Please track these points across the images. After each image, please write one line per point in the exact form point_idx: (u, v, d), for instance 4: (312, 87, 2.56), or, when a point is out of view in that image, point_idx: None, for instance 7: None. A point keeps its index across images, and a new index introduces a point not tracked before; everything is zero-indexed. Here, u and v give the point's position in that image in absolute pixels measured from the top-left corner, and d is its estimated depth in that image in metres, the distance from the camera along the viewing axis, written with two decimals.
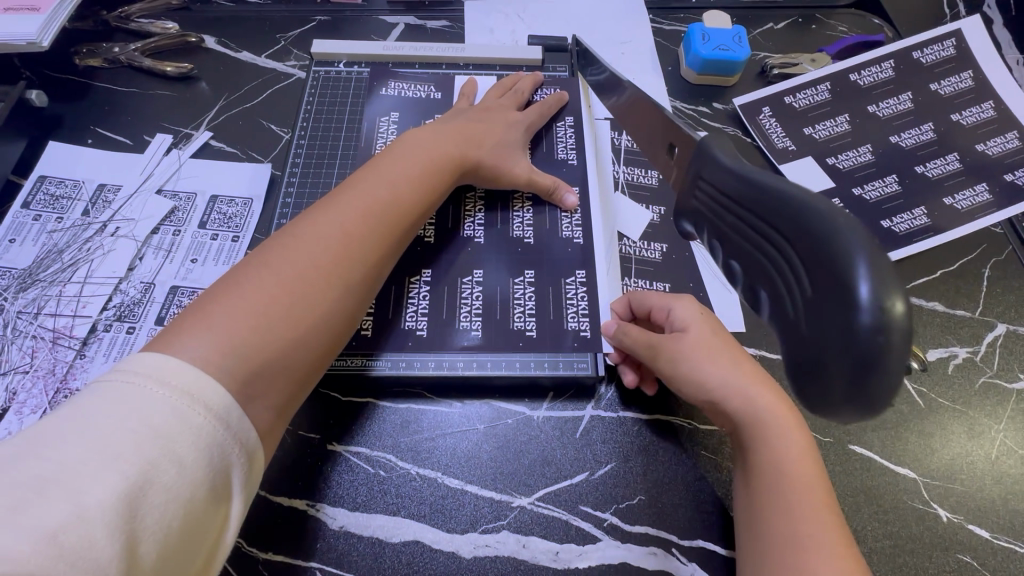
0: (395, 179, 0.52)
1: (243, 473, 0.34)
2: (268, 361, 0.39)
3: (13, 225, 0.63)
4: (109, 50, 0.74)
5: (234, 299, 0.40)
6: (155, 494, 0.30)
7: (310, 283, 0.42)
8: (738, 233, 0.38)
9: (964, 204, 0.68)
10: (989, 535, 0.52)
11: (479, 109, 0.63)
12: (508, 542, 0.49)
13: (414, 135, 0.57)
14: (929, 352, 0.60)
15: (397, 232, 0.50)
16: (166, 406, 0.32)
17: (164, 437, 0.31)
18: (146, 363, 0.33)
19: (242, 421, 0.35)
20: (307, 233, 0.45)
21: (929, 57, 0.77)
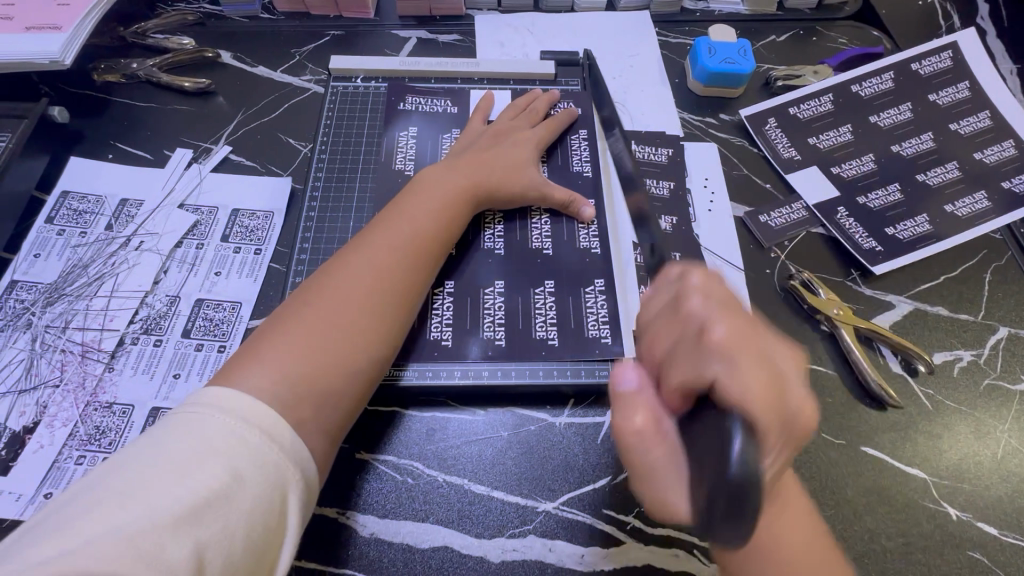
0: (418, 215, 0.56)
1: (295, 488, 0.40)
2: (312, 388, 0.44)
3: (38, 240, 0.64)
4: (128, 67, 0.75)
5: (280, 336, 0.46)
6: (218, 505, 0.36)
7: (344, 319, 0.48)
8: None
9: (964, 211, 0.70)
10: (998, 532, 0.53)
11: (492, 133, 0.66)
12: (535, 546, 0.51)
13: (435, 170, 0.61)
14: (936, 356, 0.62)
15: (421, 264, 0.54)
16: (229, 430, 0.39)
17: (224, 455, 0.37)
18: (215, 395, 0.41)
19: (294, 441, 0.41)
20: (339, 274, 0.51)
21: (927, 68, 0.79)
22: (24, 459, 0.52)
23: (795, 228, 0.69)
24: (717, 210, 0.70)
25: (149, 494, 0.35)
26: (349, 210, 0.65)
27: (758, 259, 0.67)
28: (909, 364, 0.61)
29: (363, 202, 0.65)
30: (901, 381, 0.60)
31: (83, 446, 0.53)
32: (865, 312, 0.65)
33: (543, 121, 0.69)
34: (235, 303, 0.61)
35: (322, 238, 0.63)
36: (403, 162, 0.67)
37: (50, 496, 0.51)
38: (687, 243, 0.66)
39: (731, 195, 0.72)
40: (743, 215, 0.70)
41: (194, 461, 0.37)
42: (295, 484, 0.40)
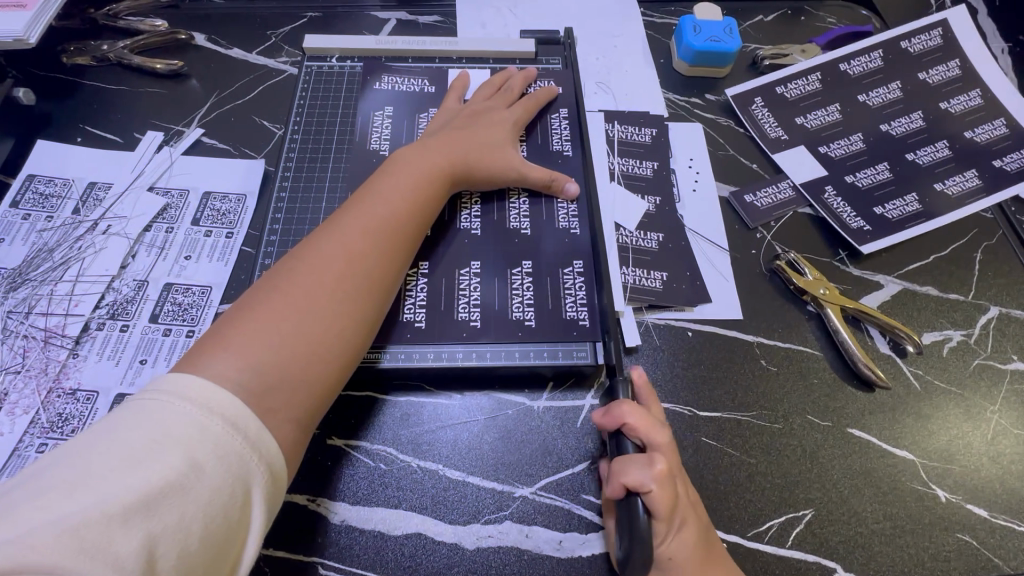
0: (396, 195, 0.53)
1: (261, 479, 0.36)
2: (282, 375, 0.41)
3: (2, 225, 0.62)
4: (98, 48, 0.73)
5: (247, 319, 0.42)
6: (174, 496, 0.33)
7: (320, 303, 0.45)
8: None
9: (954, 190, 0.69)
10: (987, 514, 0.52)
11: (467, 114, 0.64)
12: (511, 532, 0.49)
13: (411, 149, 0.58)
14: (925, 336, 0.61)
15: (400, 245, 0.51)
16: (187, 416, 0.35)
17: (182, 442, 0.34)
18: (173, 379, 0.36)
19: (260, 429, 0.37)
20: (312, 254, 0.47)
21: (917, 46, 0.78)
22: None
23: (782, 208, 0.67)
24: (701, 191, 0.68)
25: (95, 483, 0.32)
26: (322, 191, 0.63)
27: (743, 239, 0.65)
28: (897, 345, 0.59)
29: (336, 183, 0.63)
30: (889, 362, 0.59)
31: (45, 433, 0.51)
32: (852, 293, 0.63)
33: (520, 101, 0.67)
34: (205, 287, 0.60)
35: (294, 220, 0.61)
36: (379, 142, 0.65)
37: None
38: (668, 225, 0.64)
39: (716, 175, 0.70)
40: (728, 195, 0.68)
41: (147, 449, 0.33)
42: (262, 475, 0.37)
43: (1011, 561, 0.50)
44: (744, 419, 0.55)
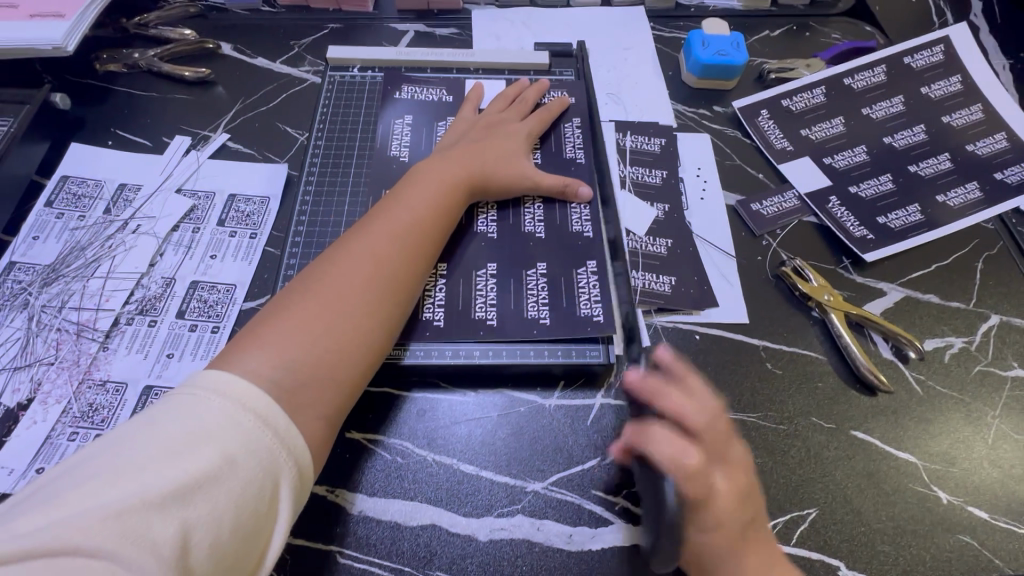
0: (418, 204, 0.56)
1: (288, 474, 0.38)
2: (312, 372, 0.43)
3: (37, 223, 0.65)
4: (129, 56, 0.76)
5: (280, 319, 0.45)
6: (209, 488, 0.35)
7: (348, 305, 0.47)
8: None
9: (956, 201, 0.71)
10: (988, 516, 0.53)
11: (482, 126, 0.66)
12: (523, 525, 0.51)
13: (433, 160, 0.61)
14: (926, 342, 0.62)
15: (422, 252, 0.53)
16: (222, 412, 0.37)
17: (217, 437, 0.36)
18: (211, 376, 0.39)
19: (289, 424, 0.40)
20: (340, 259, 0.50)
21: (919, 62, 0.80)
22: (17, 435, 0.53)
23: (787, 216, 0.69)
24: (709, 199, 0.70)
25: (136, 472, 0.34)
26: (344, 195, 0.65)
27: (749, 246, 0.67)
28: (900, 350, 0.61)
29: (357, 187, 0.66)
30: (892, 366, 0.60)
31: (76, 422, 0.54)
32: (856, 299, 0.65)
33: (532, 113, 0.69)
34: (230, 284, 0.62)
35: (316, 222, 0.64)
36: (399, 149, 0.68)
37: (41, 471, 0.51)
38: (677, 231, 0.66)
39: (723, 184, 0.72)
40: (735, 203, 0.70)
41: (184, 442, 0.36)
42: (289, 471, 0.39)
43: (1012, 562, 0.51)
44: (750, 419, 0.57)
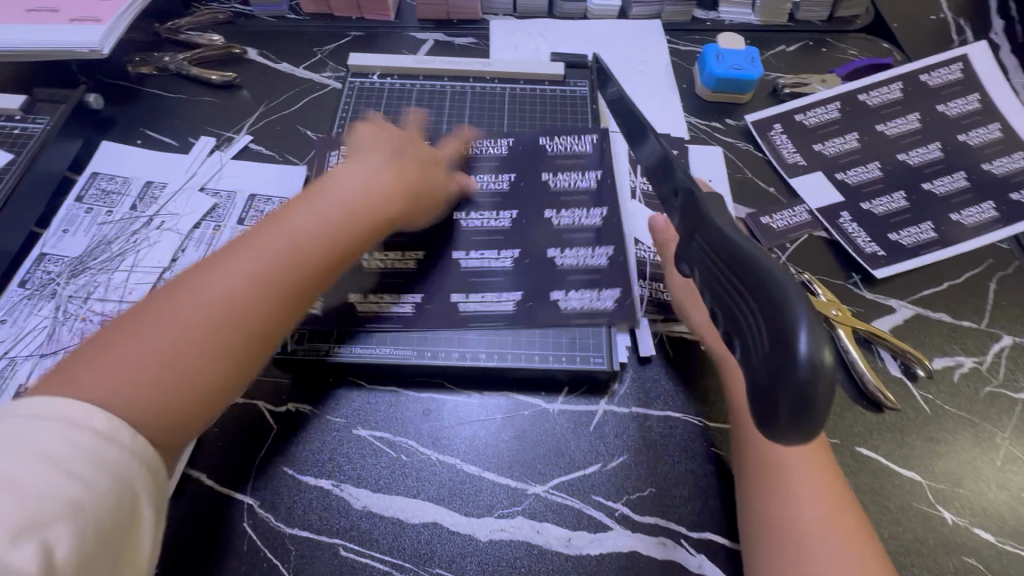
0: (308, 224, 0.49)
1: (145, 484, 0.38)
2: (148, 413, 0.39)
3: (67, 216, 0.68)
4: (160, 59, 0.79)
5: (122, 348, 0.40)
6: (62, 507, 0.33)
7: (192, 341, 0.42)
8: (716, 292, 0.30)
9: (971, 220, 0.70)
10: (994, 538, 0.53)
11: (410, 145, 0.62)
12: (523, 526, 0.51)
13: (353, 171, 0.55)
14: (935, 361, 0.62)
15: (303, 282, 0.47)
16: (61, 434, 0.35)
17: (58, 458, 0.34)
18: (34, 403, 0.36)
19: (137, 441, 0.38)
20: (204, 281, 0.44)
21: (936, 79, 0.80)
22: None
23: (797, 230, 0.70)
24: None
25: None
26: None
27: None
28: (908, 368, 0.61)
29: None
30: (899, 384, 0.60)
31: None
32: (865, 315, 0.64)
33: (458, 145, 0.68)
34: None
35: None
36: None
37: None
38: None
39: (734, 197, 0.73)
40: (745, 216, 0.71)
41: (26, 470, 0.33)
42: (148, 483, 0.38)
43: None
44: None
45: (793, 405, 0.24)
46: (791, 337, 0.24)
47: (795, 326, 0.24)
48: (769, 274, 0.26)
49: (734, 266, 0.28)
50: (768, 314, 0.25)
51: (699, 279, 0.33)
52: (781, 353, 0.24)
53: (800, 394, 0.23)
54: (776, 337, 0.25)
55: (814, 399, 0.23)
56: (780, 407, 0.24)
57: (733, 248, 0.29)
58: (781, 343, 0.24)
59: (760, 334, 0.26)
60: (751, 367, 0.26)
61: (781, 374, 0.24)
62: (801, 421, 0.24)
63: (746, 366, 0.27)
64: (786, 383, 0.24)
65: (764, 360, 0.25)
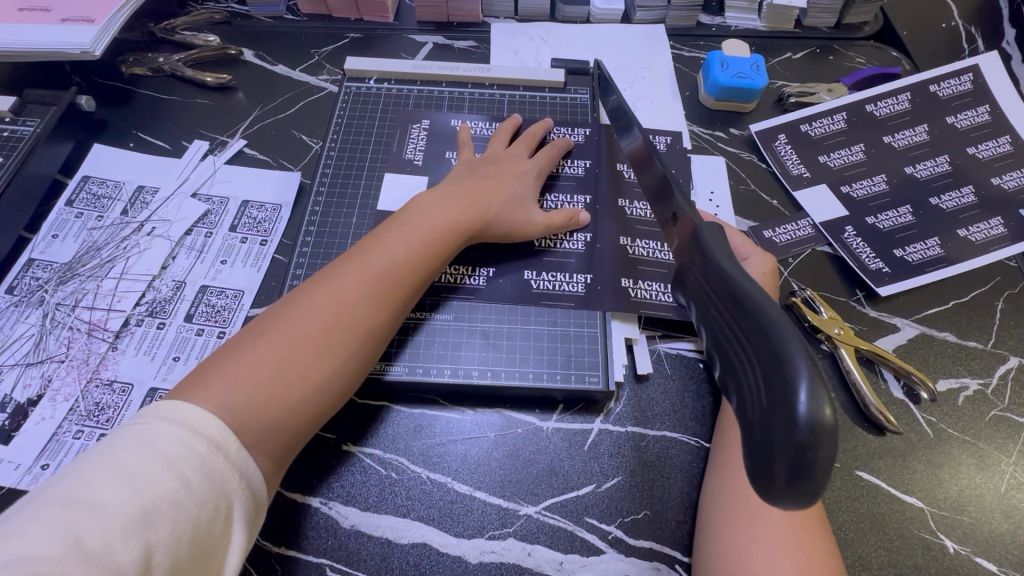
0: (398, 245, 0.53)
1: (240, 496, 0.39)
2: (262, 418, 0.42)
3: (57, 221, 0.67)
4: (154, 60, 0.78)
5: (233, 364, 0.44)
6: (167, 510, 0.35)
7: (301, 354, 0.45)
8: (720, 336, 0.30)
9: (978, 236, 0.68)
10: (997, 569, 0.51)
11: (491, 161, 0.63)
12: (514, 549, 0.50)
13: (431, 197, 0.58)
14: (939, 383, 0.60)
15: (395, 300, 0.51)
16: (176, 438, 0.38)
17: (168, 460, 0.37)
18: (160, 406, 0.39)
19: (241, 453, 0.40)
20: (305, 301, 0.48)
21: (946, 90, 0.78)
22: (26, 430, 0.54)
23: (801, 244, 0.68)
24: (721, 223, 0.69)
25: (95, 502, 0.34)
26: (353, 209, 0.66)
27: None
28: (911, 390, 0.59)
29: (367, 201, 0.66)
30: (902, 406, 0.58)
31: (82, 420, 0.55)
32: (868, 334, 0.63)
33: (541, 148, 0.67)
34: (238, 291, 0.63)
35: (324, 234, 0.64)
36: (414, 153, 0.69)
37: (45, 468, 0.52)
38: None
39: (736, 210, 0.71)
40: (747, 229, 0.70)
41: (143, 471, 0.36)
42: (241, 494, 0.40)
43: None
44: None
45: (786, 465, 0.24)
46: (789, 393, 0.24)
47: (796, 385, 0.24)
48: (771, 323, 0.26)
49: (737, 313, 0.29)
50: (769, 369, 0.25)
51: (701, 318, 0.33)
52: (780, 410, 0.24)
53: (797, 454, 0.23)
54: (775, 393, 0.25)
55: (812, 463, 0.23)
56: (775, 466, 0.24)
57: (737, 296, 0.29)
58: (781, 401, 0.24)
59: (757, 387, 0.26)
60: (748, 419, 0.27)
61: (778, 431, 0.24)
62: (798, 482, 0.24)
63: (743, 418, 0.27)
64: (784, 442, 0.24)
65: (760, 415, 0.26)
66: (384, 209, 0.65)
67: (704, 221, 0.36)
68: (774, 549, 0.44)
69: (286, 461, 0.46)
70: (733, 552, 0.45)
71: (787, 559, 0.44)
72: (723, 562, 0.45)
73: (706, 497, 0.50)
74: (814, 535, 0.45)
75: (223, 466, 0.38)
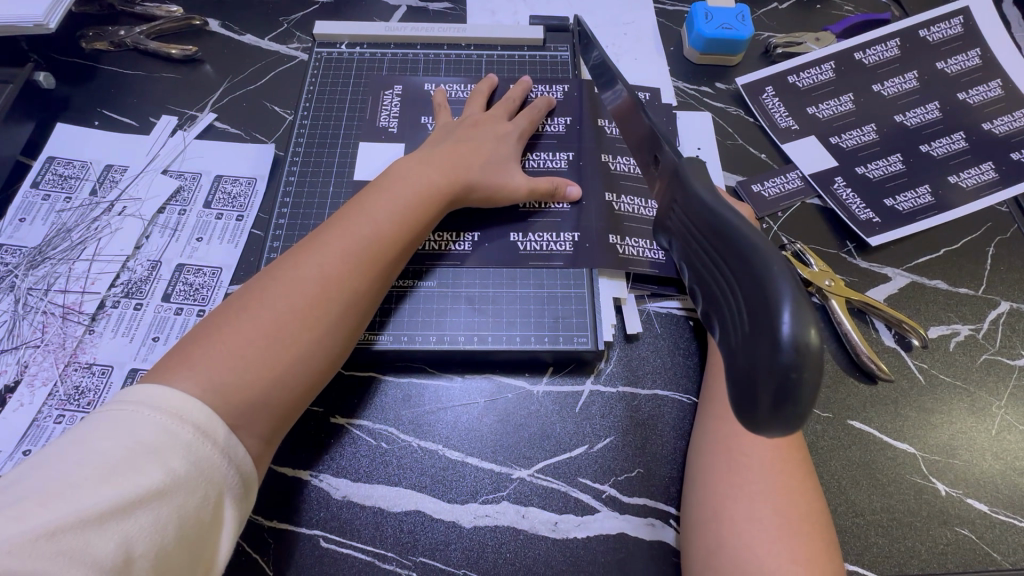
0: (381, 214, 0.51)
1: (231, 483, 0.38)
2: (250, 395, 0.41)
3: (23, 204, 0.64)
4: (115, 34, 0.74)
5: (216, 342, 0.42)
6: (150, 500, 0.34)
7: (290, 329, 0.44)
8: (706, 272, 0.29)
9: (969, 182, 0.67)
10: (988, 509, 0.52)
11: (468, 124, 0.61)
12: (508, 512, 0.50)
13: (411, 162, 0.56)
14: (931, 330, 0.60)
15: (380, 270, 0.49)
16: (158, 425, 0.36)
17: (152, 448, 0.35)
18: (143, 390, 0.38)
19: (230, 437, 0.39)
20: (287, 275, 0.46)
21: (936, 35, 0.76)
22: (4, 417, 0.53)
23: (790, 197, 0.67)
24: None
25: (67, 492, 0.32)
26: (329, 179, 0.63)
27: None
28: (903, 338, 0.59)
29: (344, 170, 0.64)
30: (893, 354, 0.58)
31: (62, 405, 0.54)
32: (858, 285, 0.62)
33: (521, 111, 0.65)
34: (216, 268, 0.61)
35: (301, 205, 0.62)
36: (388, 120, 0.66)
37: (28, 454, 0.51)
38: None
39: (723, 164, 0.70)
40: (735, 184, 0.68)
41: (121, 460, 0.34)
42: (231, 480, 0.38)
43: (1011, 556, 0.50)
44: None
45: (772, 395, 0.23)
46: (773, 321, 0.23)
47: (778, 309, 0.23)
48: (758, 256, 0.25)
49: (719, 246, 0.28)
50: (754, 297, 0.25)
51: (685, 255, 0.32)
52: (765, 338, 0.23)
53: (781, 381, 0.23)
54: (760, 321, 0.24)
55: (796, 385, 0.22)
56: (759, 396, 0.24)
57: (718, 227, 0.28)
58: (765, 327, 0.24)
59: (744, 321, 0.25)
60: (734, 351, 0.26)
61: (763, 361, 0.24)
62: (782, 412, 0.23)
63: (732, 357, 0.26)
64: (768, 370, 0.23)
65: (744, 344, 0.25)
66: (362, 178, 0.63)
67: (686, 159, 0.35)
68: (753, 494, 0.44)
69: (279, 437, 0.45)
70: (711, 500, 0.45)
71: (761, 501, 0.43)
72: (704, 510, 0.45)
73: (692, 452, 0.50)
74: (795, 479, 0.45)
75: (211, 453, 0.37)
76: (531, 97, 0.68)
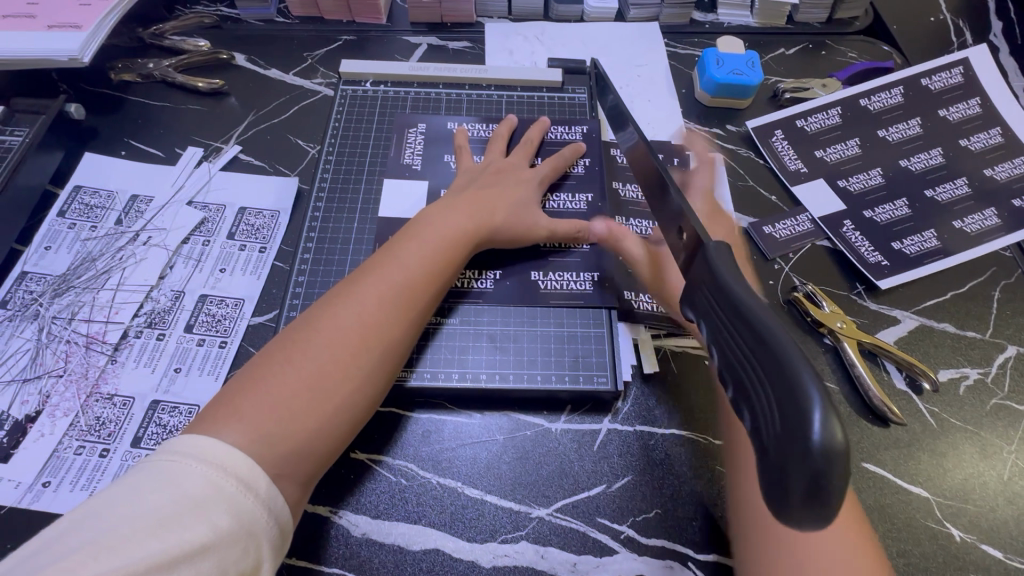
0: (414, 259, 0.53)
1: (270, 534, 0.39)
2: (295, 443, 0.43)
3: (49, 232, 0.65)
4: (144, 66, 0.77)
5: (261, 393, 0.44)
6: (192, 555, 0.35)
7: (332, 380, 0.45)
8: (729, 355, 0.30)
9: (973, 227, 0.69)
10: (1002, 555, 0.52)
11: (492, 170, 0.63)
12: (527, 552, 0.50)
13: (438, 207, 0.58)
14: (940, 373, 0.61)
15: (413, 317, 0.51)
16: (205, 478, 0.38)
17: (198, 501, 0.36)
18: (191, 442, 0.39)
19: (270, 488, 0.40)
20: (326, 323, 0.48)
21: (936, 84, 0.79)
22: (25, 447, 0.53)
23: (799, 240, 0.69)
24: (721, 220, 0.70)
25: (120, 545, 0.34)
26: (354, 214, 0.65)
27: (760, 269, 0.67)
28: (913, 381, 0.60)
29: (368, 205, 0.66)
30: (905, 398, 0.59)
31: (82, 436, 0.54)
32: (868, 327, 0.64)
33: (544, 158, 0.67)
34: (238, 299, 0.62)
35: (325, 240, 0.63)
36: (411, 157, 0.68)
37: (47, 486, 0.51)
38: None
39: (735, 205, 0.72)
40: (747, 225, 0.70)
41: (170, 514, 0.36)
42: (271, 530, 0.40)
43: None
44: None
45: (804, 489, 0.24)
46: (803, 422, 0.25)
47: (808, 409, 0.25)
48: (785, 354, 0.27)
49: (747, 334, 0.29)
50: (781, 395, 0.26)
51: (707, 334, 0.33)
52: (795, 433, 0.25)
53: (812, 478, 0.24)
54: (789, 420, 0.25)
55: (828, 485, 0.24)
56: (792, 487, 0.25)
57: (743, 314, 0.30)
58: (795, 425, 0.25)
59: (771, 412, 0.27)
60: (762, 440, 0.27)
61: (792, 458, 0.25)
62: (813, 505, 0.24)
63: (757, 441, 0.27)
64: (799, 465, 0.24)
65: (775, 439, 0.26)
66: (384, 213, 0.64)
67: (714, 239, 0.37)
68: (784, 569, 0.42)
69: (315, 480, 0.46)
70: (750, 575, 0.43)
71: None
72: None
73: None
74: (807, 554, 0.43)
75: (253, 506, 0.38)
76: (548, 137, 0.70)
